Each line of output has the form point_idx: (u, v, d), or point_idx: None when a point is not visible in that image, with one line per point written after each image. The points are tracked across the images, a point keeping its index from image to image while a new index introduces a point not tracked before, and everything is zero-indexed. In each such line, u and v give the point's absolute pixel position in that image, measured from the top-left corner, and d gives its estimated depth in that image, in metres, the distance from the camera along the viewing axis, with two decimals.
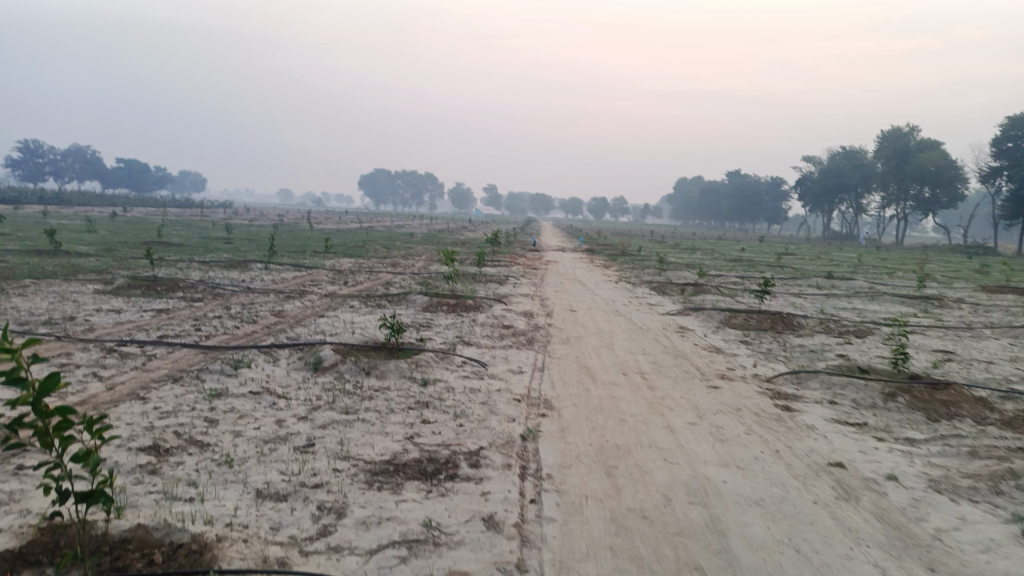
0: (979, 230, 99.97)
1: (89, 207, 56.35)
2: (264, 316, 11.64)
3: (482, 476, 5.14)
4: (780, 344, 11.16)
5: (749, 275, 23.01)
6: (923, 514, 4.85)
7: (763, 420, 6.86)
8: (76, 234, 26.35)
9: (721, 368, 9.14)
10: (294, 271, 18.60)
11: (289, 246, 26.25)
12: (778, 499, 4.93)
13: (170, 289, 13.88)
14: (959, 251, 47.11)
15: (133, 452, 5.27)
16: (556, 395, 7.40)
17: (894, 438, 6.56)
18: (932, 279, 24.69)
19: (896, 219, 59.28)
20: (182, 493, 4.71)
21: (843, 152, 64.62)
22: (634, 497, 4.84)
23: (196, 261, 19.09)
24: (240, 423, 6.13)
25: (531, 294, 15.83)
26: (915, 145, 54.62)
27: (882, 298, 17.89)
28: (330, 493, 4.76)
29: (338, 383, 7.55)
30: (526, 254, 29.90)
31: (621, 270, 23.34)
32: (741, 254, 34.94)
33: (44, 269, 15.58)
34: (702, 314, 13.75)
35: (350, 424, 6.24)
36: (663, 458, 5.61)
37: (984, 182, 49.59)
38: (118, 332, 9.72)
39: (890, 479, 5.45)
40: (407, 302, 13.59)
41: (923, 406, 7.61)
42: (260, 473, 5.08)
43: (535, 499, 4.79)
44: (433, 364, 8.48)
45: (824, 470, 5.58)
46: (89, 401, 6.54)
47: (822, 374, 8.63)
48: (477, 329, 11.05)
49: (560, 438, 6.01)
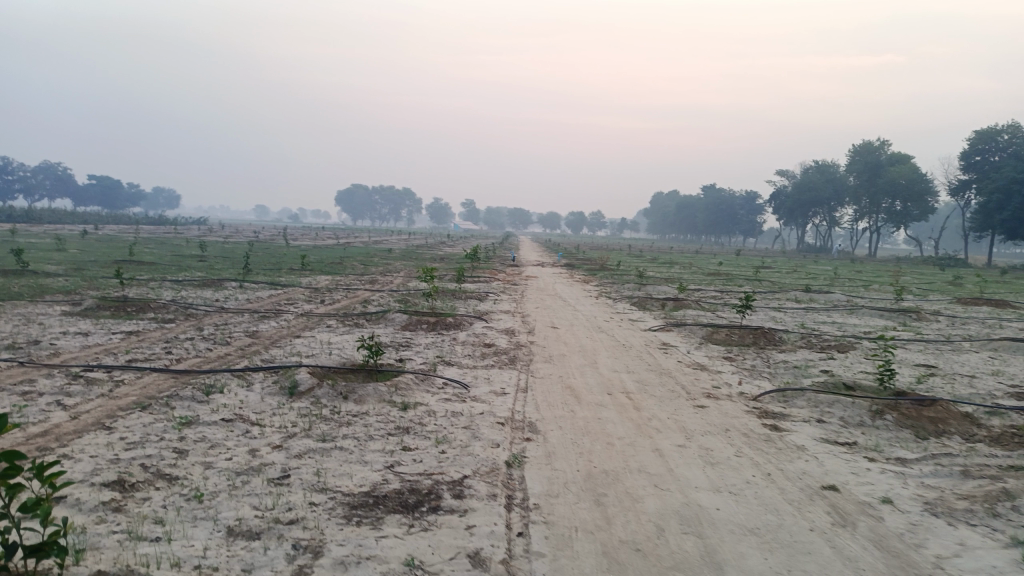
0: (950, 241, 101.65)
1: (59, 224, 55.68)
2: (238, 338, 11.33)
3: (466, 508, 4.92)
4: (764, 360, 11.06)
5: (729, 289, 23.04)
6: (922, 540, 4.70)
7: (753, 441, 6.71)
8: (45, 252, 25.79)
9: (706, 387, 8.99)
10: (270, 289, 18.27)
11: (265, 263, 25.93)
12: (774, 528, 4.76)
13: (141, 310, 13.51)
14: (931, 263, 47.76)
15: (96, 488, 4.98)
16: (540, 418, 7.19)
17: (885, 458, 6.43)
18: (908, 291, 24.87)
19: (869, 232, 60.03)
20: (148, 532, 4.43)
21: (816, 166, 65.50)
22: (626, 528, 4.64)
23: (168, 280, 18.66)
24: (211, 454, 5.86)
25: (511, 311, 15.65)
26: (885, 159, 55.31)
27: (861, 312, 17.93)
28: (306, 531, 4.50)
29: (315, 409, 7.28)
30: (505, 269, 29.74)
31: (601, 286, 23.22)
32: (719, 267, 35.14)
33: (9, 290, 15.13)
34: (685, 330, 13.65)
35: (328, 452, 5.99)
36: (654, 484, 5.42)
37: (953, 195, 50.38)
38: (84, 357, 9.37)
39: (886, 503, 5.30)
40: (386, 321, 13.34)
41: (911, 424, 7.50)
42: (231, 509, 4.81)
43: (522, 533, 4.58)
44: (413, 386, 8.25)
45: (818, 494, 5.42)
46: (51, 432, 6.20)
47: (808, 392, 8.49)
48: (458, 349, 10.83)
49: (546, 464, 5.81)
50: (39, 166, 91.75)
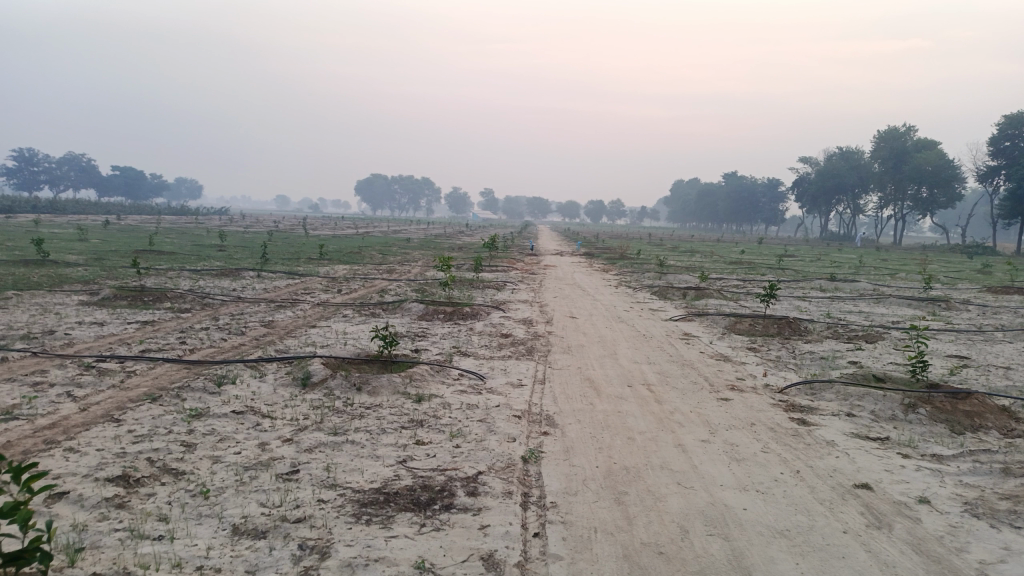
0: (978, 229, 99.87)
1: (82, 214, 56.42)
2: (254, 328, 11.22)
3: (480, 506, 4.71)
4: (789, 351, 10.74)
5: (750, 277, 22.67)
6: (964, 544, 4.42)
7: (780, 436, 6.43)
8: (67, 242, 25.97)
9: (730, 378, 8.71)
10: (287, 278, 18.16)
11: (284, 253, 25.88)
12: (805, 529, 4.50)
13: (157, 299, 13.45)
14: (958, 251, 46.76)
15: (99, 483, 4.85)
16: (558, 411, 6.97)
17: (920, 455, 6.12)
18: (935, 279, 24.25)
19: (893, 220, 58.93)
20: (151, 530, 4.27)
21: (839, 153, 64.37)
22: (648, 529, 4.41)
23: (187, 269, 18.66)
24: (220, 447, 5.70)
25: (530, 301, 15.40)
26: (912, 145, 54.31)
27: (888, 301, 17.47)
28: (313, 530, 4.32)
29: (327, 401, 7.12)
30: (524, 258, 29.47)
31: (620, 274, 22.85)
32: (741, 256, 34.67)
33: (28, 280, 15.15)
34: (707, 320, 13.33)
35: (339, 446, 5.80)
36: (677, 482, 5.19)
37: (981, 181, 49.32)
38: (98, 347, 9.27)
39: (922, 503, 5.02)
40: (402, 310, 13.15)
41: (946, 418, 7.18)
42: (237, 506, 4.64)
43: (539, 533, 4.37)
44: (428, 377, 8.06)
45: (850, 493, 5.15)
46: (59, 425, 6.09)
47: (836, 384, 8.19)
48: (475, 339, 10.61)
49: (563, 460, 5.58)
50: (64, 158, 92.56)
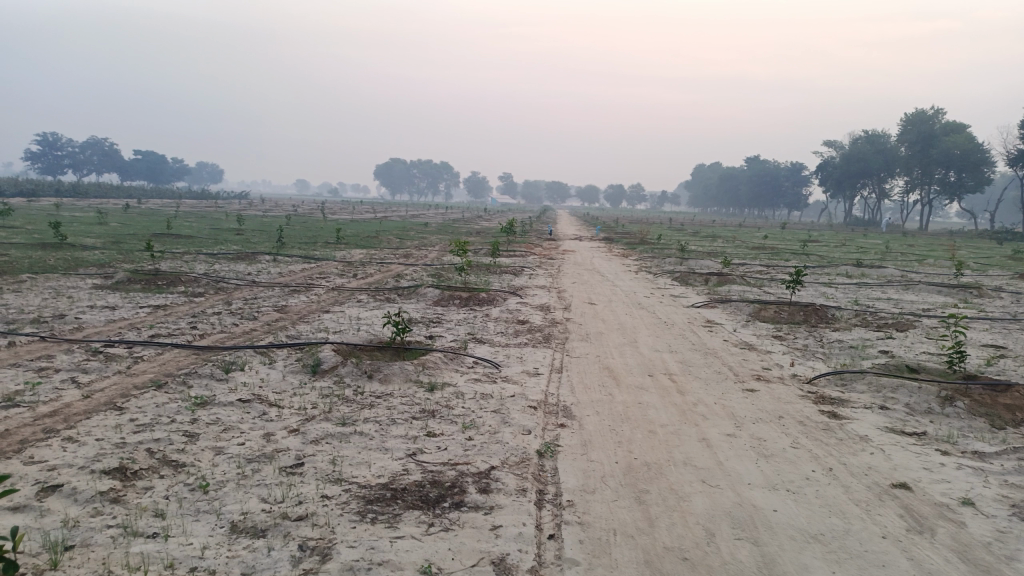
0: (1006, 215, 97.76)
1: (104, 198, 56.82)
2: (266, 312, 11.04)
3: (493, 505, 4.45)
4: (817, 339, 10.36)
5: (774, 263, 22.13)
6: (1015, 552, 4.06)
7: (810, 431, 6.10)
8: (86, 226, 26.03)
9: (756, 368, 8.38)
10: (303, 263, 17.95)
11: (301, 237, 25.72)
12: (840, 534, 4.19)
13: (171, 283, 13.31)
14: (987, 237, 45.59)
15: (95, 475, 4.65)
16: (576, 401, 6.69)
17: (960, 452, 5.76)
18: (966, 266, 23.51)
19: (920, 205, 57.68)
20: (145, 527, 4.06)
21: (865, 136, 63.06)
22: (671, 532, 4.12)
23: (203, 253, 18.53)
24: (223, 438, 5.48)
25: (548, 287, 15.07)
26: (940, 129, 53.07)
27: (918, 287, 16.94)
28: (315, 529, 4.08)
29: (337, 389, 6.88)
30: (542, 243, 29.13)
31: (641, 260, 22.52)
32: (765, 240, 34.03)
33: (45, 263, 15.10)
34: (730, 306, 12.95)
35: (347, 438, 5.56)
36: (702, 480, 4.88)
37: (1012, 165, 48.02)
38: (107, 332, 9.11)
39: (966, 506, 4.67)
40: (418, 296, 12.90)
41: (987, 413, 6.79)
42: (237, 502, 4.41)
43: (554, 535, 4.10)
44: (442, 365, 7.81)
45: (887, 494, 4.82)
46: (60, 413, 5.90)
47: (868, 375, 7.83)
48: (491, 326, 10.36)
49: (581, 455, 5.29)
50: (86, 142, 93.03)
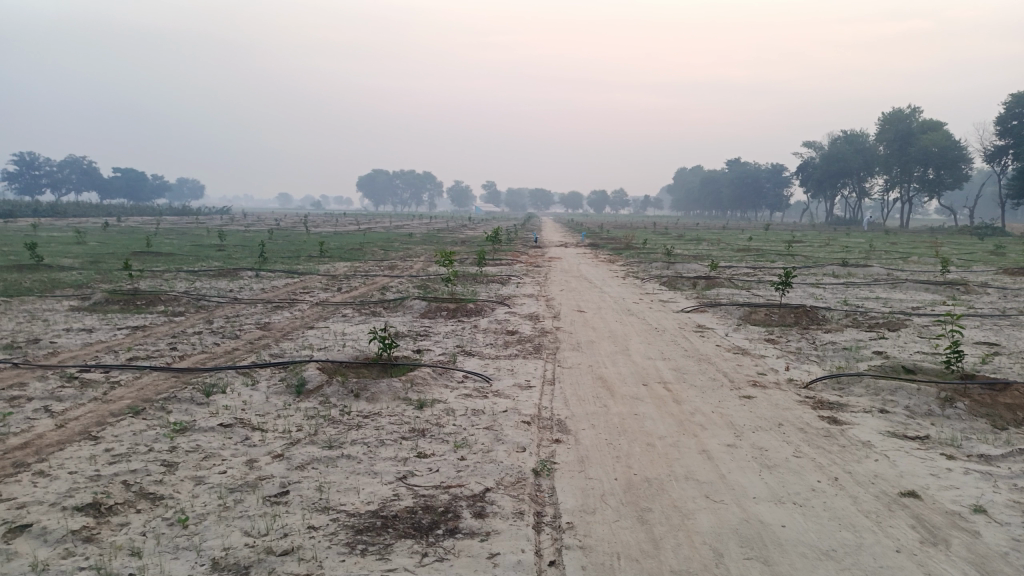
0: (985, 210, 99.00)
1: (83, 217, 56.09)
2: (249, 330, 10.77)
3: (489, 530, 4.24)
4: (810, 342, 10.23)
5: (760, 264, 22.11)
6: None
7: (812, 438, 5.94)
8: (65, 246, 25.53)
9: (751, 373, 8.22)
10: (286, 278, 17.64)
11: (284, 251, 25.40)
12: (853, 549, 4.02)
13: (151, 303, 13.00)
14: (968, 233, 45.88)
15: (67, 513, 4.39)
16: (570, 415, 6.49)
17: (967, 456, 5.61)
18: (951, 262, 23.63)
19: (901, 204, 58.10)
20: (120, 568, 3.80)
21: (844, 136, 63.53)
22: (678, 554, 3.93)
23: (184, 271, 18.19)
24: (204, 466, 5.23)
25: (535, 295, 14.88)
26: (917, 127, 53.50)
27: (906, 285, 16.90)
28: (301, 564, 3.85)
29: (323, 410, 6.64)
30: (527, 250, 29.01)
31: (627, 265, 22.42)
32: (750, 242, 34.10)
33: (20, 286, 14.74)
34: (720, 310, 12.81)
35: (333, 462, 5.33)
36: (705, 495, 4.70)
37: (989, 161, 48.42)
38: (83, 356, 8.81)
39: (979, 513, 4.52)
40: (404, 309, 12.68)
41: (987, 413, 6.66)
42: (219, 536, 4.17)
43: (555, 562, 3.90)
44: (430, 381, 7.58)
45: (897, 504, 4.65)
46: (32, 444, 5.62)
47: (866, 378, 7.69)
48: (479, 337, 10.15)
49: (578, 473, 5.09)
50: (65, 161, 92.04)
